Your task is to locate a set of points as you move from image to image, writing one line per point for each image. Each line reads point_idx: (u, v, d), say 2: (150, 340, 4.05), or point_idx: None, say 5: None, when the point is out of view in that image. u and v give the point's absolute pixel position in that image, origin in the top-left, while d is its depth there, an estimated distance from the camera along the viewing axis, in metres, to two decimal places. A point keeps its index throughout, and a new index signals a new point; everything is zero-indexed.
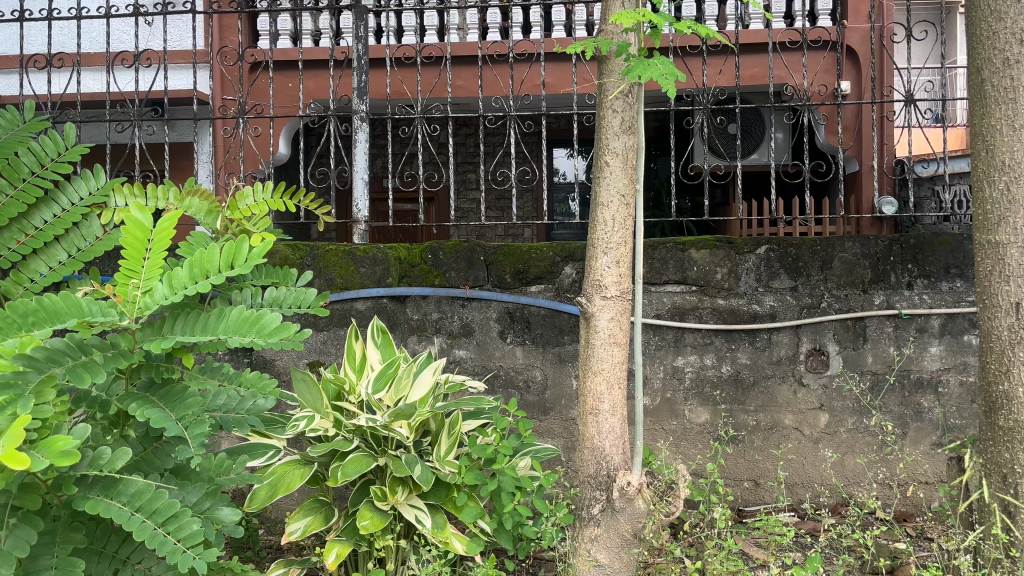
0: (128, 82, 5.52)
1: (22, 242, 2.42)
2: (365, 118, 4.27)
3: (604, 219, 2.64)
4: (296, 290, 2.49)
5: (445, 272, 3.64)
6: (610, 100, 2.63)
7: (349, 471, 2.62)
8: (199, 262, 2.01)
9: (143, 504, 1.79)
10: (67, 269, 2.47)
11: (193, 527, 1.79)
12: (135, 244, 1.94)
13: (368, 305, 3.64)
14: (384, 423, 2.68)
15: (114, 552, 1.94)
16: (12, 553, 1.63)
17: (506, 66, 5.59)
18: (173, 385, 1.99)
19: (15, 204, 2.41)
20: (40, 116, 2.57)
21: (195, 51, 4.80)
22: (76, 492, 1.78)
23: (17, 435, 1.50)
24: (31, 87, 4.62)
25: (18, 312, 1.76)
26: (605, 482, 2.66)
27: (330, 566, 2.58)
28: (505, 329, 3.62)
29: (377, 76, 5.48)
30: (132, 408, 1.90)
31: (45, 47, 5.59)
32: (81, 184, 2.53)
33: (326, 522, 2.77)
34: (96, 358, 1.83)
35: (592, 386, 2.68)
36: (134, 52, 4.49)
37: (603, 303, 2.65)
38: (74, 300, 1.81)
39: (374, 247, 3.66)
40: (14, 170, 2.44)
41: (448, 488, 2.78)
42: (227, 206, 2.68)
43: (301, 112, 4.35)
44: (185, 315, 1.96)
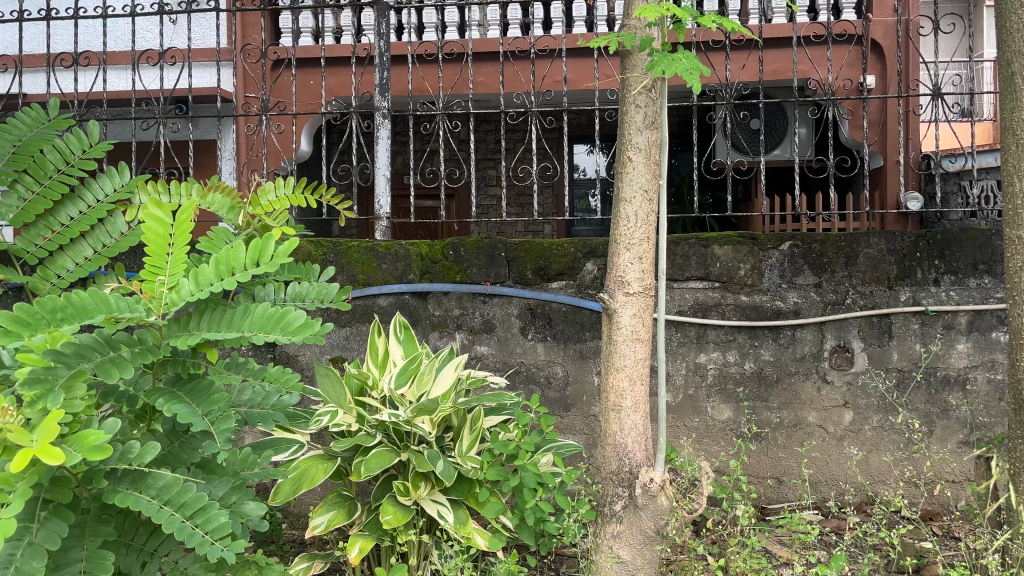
0: (153, 79, 5.56)
1: (48, 239, 2.47)
2: (387, 115, 4.29)
3: (626, 216, 2.64)
4: (319, 285, 2.52)
5: (467, 268, 3.66)
6: (632, 95, 2.62)
7: (371, 467, 2.65)
8: (224, 259, 2.01)
9: (171, 497, 1.80)
10: (93, 265, 2.48)
11: (220, 520, 1.80)
12: (156, 240, 1.95)
13: (390, 301, 3.65)
14: (406, 419, 2.72)
15: (142, 544, 1.97)
16: (44, 546, 1.66)
17: (528, 61, 5.57)
18: (199, 380, 2.00)
19: (42, 200, 2.45)
20: (66, 114, 2.59)
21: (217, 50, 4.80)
22: (106, 485, 1.80)
23: (51, 429, 1.53)
24: (57, 85, 4.62)
25: (46, 307, 1.71)
26: (627, 479, 2.66)
27: (353, 560, 2.60)
28: (527, 325, 3.62)
29: (399, 73, 5.49)
30: (160, 404, 1.92)
31: (71, 46, 5.63)
32: (106, 181, 2.54)
33: (349, 516, 2.78)
34: (124, 353, 1.83)
35: (615, 382, 2.67)
36: (159, 50, 4.49)
37: (625, 300, 2.65)
38: (102, 297, 1.79)
39: (396, 244, 3.67)
40: (41, 167, 2.47)
41: (471, 484, 2.80)
42: (249, 202, 2.69)
43: (323, 108, 4.37)
44: (211, 311, 1.96)
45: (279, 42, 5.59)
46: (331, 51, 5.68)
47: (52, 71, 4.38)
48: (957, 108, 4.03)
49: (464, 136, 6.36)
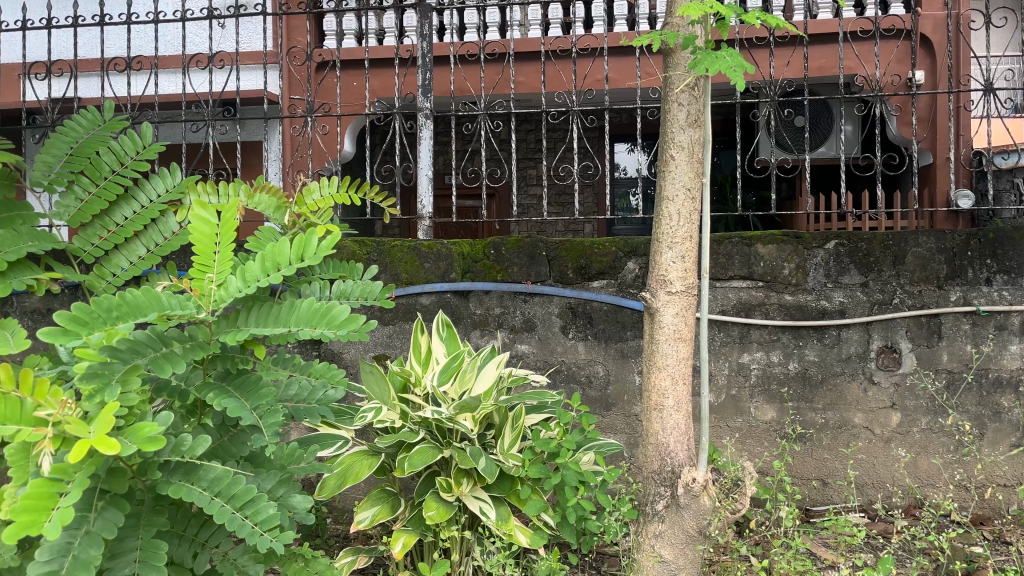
0: (202, 83, 5.68)
1: (103, 238, 2.53)
2: (429, 116, 4.34)
3: (669, 214, 2.63)
4: (363, 282, 2.56)
5: (508, 268, 3.67)
6: (675, 92, 2.61)
7: (415, 463, 2.69)
8: (270, 256, 2.03)
9: (222, 489, 1.85)
10: (146, 264, 2.55)
11: (269, 512, 1.84)
12: (203, 241, 1.97)
13: (432, 300, 3.69)
14: (449, 416, 2.74)
15: (194, 535, 2.03)
16: (101, 534, 1.70)
17: (569, 61, 5.56)
18: (248, 375, 2.05)
19: (97, 201, 2.52)
20: (120, 116, 2.68)
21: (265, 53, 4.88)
22: (159, 477, 1.85)
23: (107, 421, 1.58)
24: (111, 89, 4.74)
25: (103, 307, 1.75)
26: (669, 478, 2.65)
27: (396, 555, 2.64)
28: (567, 325, 3.63)
29: (442, 73, 5.53)
30: (210, 398, 1.96)
31: (124, 51, 5.77)
32: (159, 182, 2.62)
33: (393, 511, 2.82)
34: (176, 349, 1.87)
35: (657, 382, 2.67)
36: (208, 54, 4.58)
37: (667, 298, 2.64)
38: (154, 294, 1.84)
39: (438, 243, 3.71)
40: (97, 168, 2.55)
41: (513, 481, 2.82)
42: (295, 201, 2.75)
43: (366, 110, 4.42)
44: (258, 306, 2.00)
45: (323, 44, 5.66)
46: (375, 52, 5.74)
47: (105, 75, 4.49)
48: (1010, 104, 3.93)
49: (505, 136, 6.38)
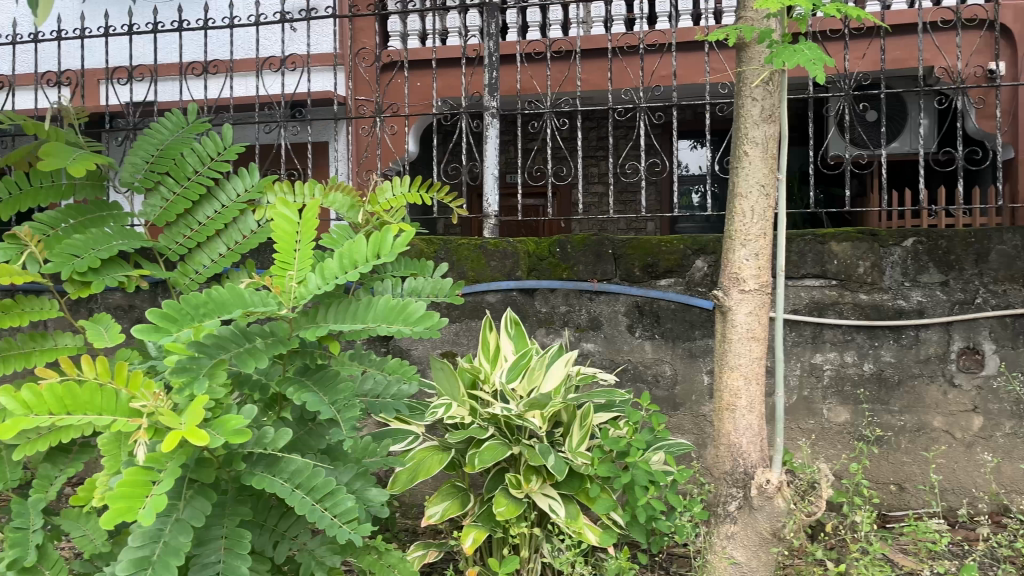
0: (275, 85, 5.82)
1: (187, 238, 2.62)
2: (496, 114, 4.36)
3: (743, 210, 2.59)
4: (435, 280, 2.59)
5: (574, 266, 3.67)
6: (750, 87, 2.57)
7: (485, 459, 2.71)
8: (348, 253, 2.03)
9: (303, 481, 1.90)
10: (227, 261, 2.63)
11: (348, 504, 1.88)
12: (285, 237, 2.03)
13: (498, 297, 3.71)
14: (519, 413, 2.77)
15: (274, 525, 2.09)
16: (190, 522, 1.77)
17: (636, 57, 5.52)
18: (326, 370, 2.09)
19: (182, 201, 2.62)
20: (202, 118, 2.76)
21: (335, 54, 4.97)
22: (243, 468, 1.91)
23: (197, 413, 1.63)
24: (188, 92, 4.88)
25: (190, 303, 1.77)
26: (742, 479, 2.61)
27: (467, 550, 2.66)
28: (634, 323, 3.60)
29: (508, 72, 5.55)
30: (291, 393, 2.01)
31: (201, 55, 5.95)
32: (238, 182, 2.69)
33: (463, 507, 2.85)
34: (259, 344, 1.92)
35: (730, 381, 2.64)
36: (281, 57, 4.69)
37: (741, 297, 2.60)
38: (238, 291, 1.85)
39: (504, 241, 3.74)
40: (181, 168, 2.65)
41: (582, 479, 2.80)
42: (368, 201, 2.78)
43: (434, 109, 4.46)
44: (337, 302, 2.00)
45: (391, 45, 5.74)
46: (442, 52, 5.80)
47: (184, 78, 4.63)
48: None
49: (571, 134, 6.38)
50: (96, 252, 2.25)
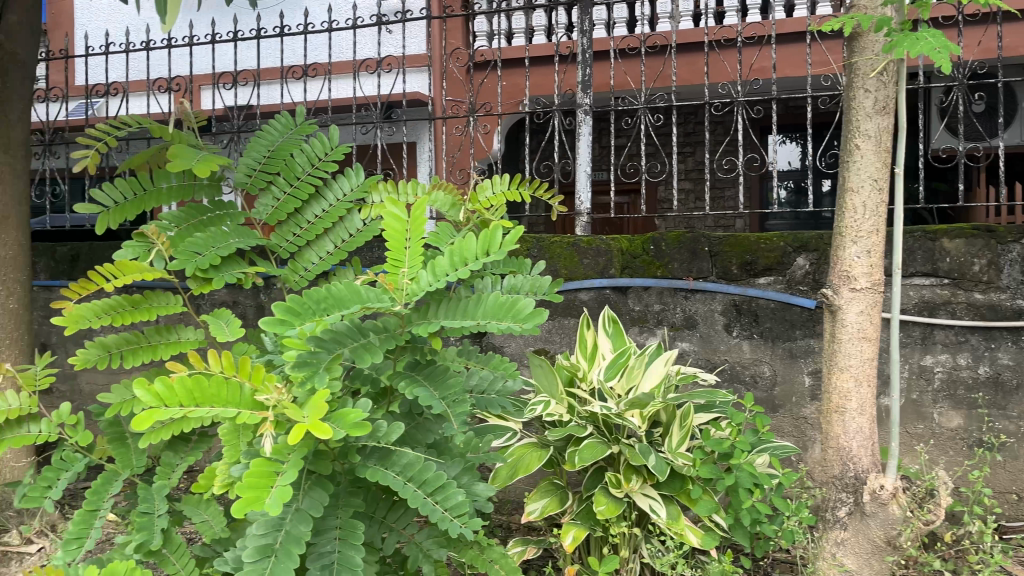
0: (371, 86, 5.95)
1: (298, 235, 2.70)
2: (589, 111, 4.34)
3: (854, 206, 2.50)
4: (533, 277, 2.59)
5: (668, 263, 3.63)
6: (862, 79, 2.48)
7: (585, 457, 2.70)
8: (458, 251, 2.06)
9: (414, 475, 1.93)
10: (334, 259, 2.70)
11: (458, 498, 1.90)
12: (395, 235, 2.04)
13: (591, 296, 3.69)
14: (618, 412, 2.75)
15: (382, 518, 2.15)
16: (309, 512, 1.83)
17: (733, 50, 5.41)
18: (435, 366, 2.12)
19: (292, 200, 2.70)
20: (310, 120, 2.85)
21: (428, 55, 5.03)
22: (358, 461, 1.96)
23: (319, 406, 1.68)
24: (289, 95, 5.04)
25: (312, 298, 1.83)
26: (852, 484, 2.53)
27: (567, 548, 2.66)
28: (731, 323, 3.52)
29: (601, 69, 5.53)
30: (403, 387, 2.05)
31: (301, 59, 6.14)
32: (345, 182, 2.77)
33: (562, 504, 2.84)
34: (373, 339, 1.96)
35: (839, 383, 2.55)
36: (377, 59, 4.80)
37: (851, 296, 2.51)
38: (355, 287, 1.90)
39: (597, 238, 3.72)
40: (291, 169, 2.73)
41: (683, 481, 2.77)
42: (469, 199, 2.81)
43: (526, 107, 4.47)
44: (448, 299, 2.04)
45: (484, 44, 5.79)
46: (535, 50, 5.81)
47: (285, 82, 4.78)
48: None
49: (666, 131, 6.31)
50: (215, 249, 2.34)
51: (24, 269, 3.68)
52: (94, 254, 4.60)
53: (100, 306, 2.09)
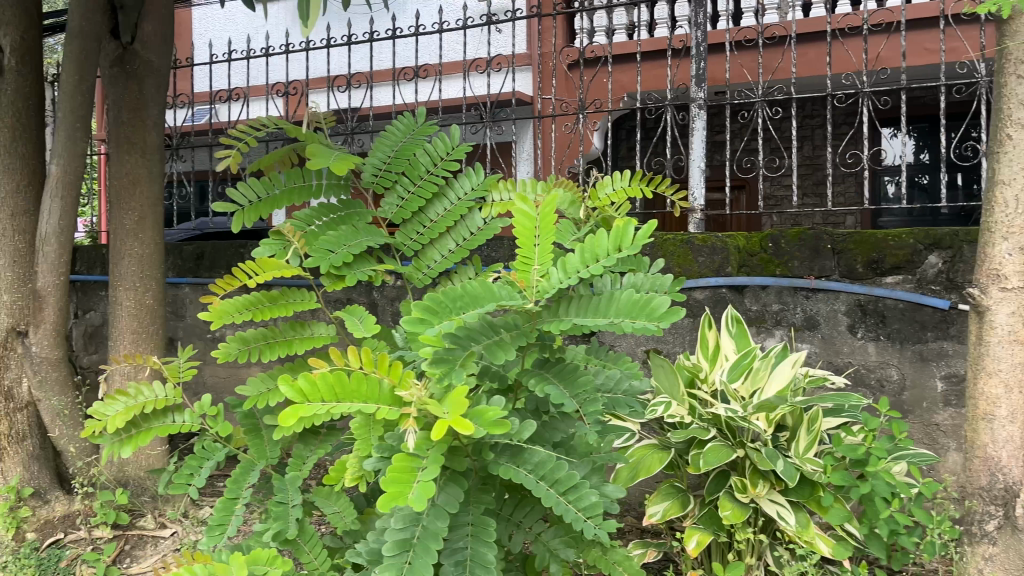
0: (479, 85, 6.00)
1: (421, 233, 2.72)
2: (703, 106, 4.23)
3: (1005, 200, 2.34)
4: (654, 275, 2.51)
5: (787, 262, 3.51)
6: (1016, 64, 2.32)
7: (710, 460, 2.62)
8: (589, 247, 2.02)
9: (547, 473, 1.91)
10: (456, 257, 2.72)
11: (591, 499, 1.88)
12: (524, 232, 2.03)
13: (706, 294, 3.58)
14: (744, 415, 2.63)
15: (509, 515, 2.17)
16: (445, 508, 1.84)
17: (857, 39, 5.18)
18: (565, 364, 2.10)
19: (416, 199, 2.73)
20: (431, 119, 2.87)
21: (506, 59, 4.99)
22: (490, 458, 1.96)
23: (460, 402, 1.69)
24: (400, 96, 5.12)
25: (449, 296, 1.86)
26: (1002, 497, 2.37)
27: (691, 552, 2.60)
28: (856, 323, 3.36)
29: (716, 62, 5.40)
30: (533, 385, 2.04)
31: (411, 60, 6.25)
32: (466, 181, 2.78)
33: (684, 508, 2.77)
34: (506, 337, 1.95)
35: (987, 388, 2.39)
36: (487, 58, 4.82)
37: (1002, 296, 2.35)
38: (489, 285, 1.91)
39: (713, 236, 3.61)
40: (415, 168, 2.76)
41: (813, 487, 2.62)
42: (588, 197, 2.78)
43: (637, 102, 4.39)
44: (578, 297, 2.00)
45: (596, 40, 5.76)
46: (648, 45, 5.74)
47: (397, 84, 4.87)
48: None
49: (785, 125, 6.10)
50: (346, 247, 2.40)
51: (159, 267, 3.87)
52: (217, 253, 4.91)
53: (242, 301, 2.22)
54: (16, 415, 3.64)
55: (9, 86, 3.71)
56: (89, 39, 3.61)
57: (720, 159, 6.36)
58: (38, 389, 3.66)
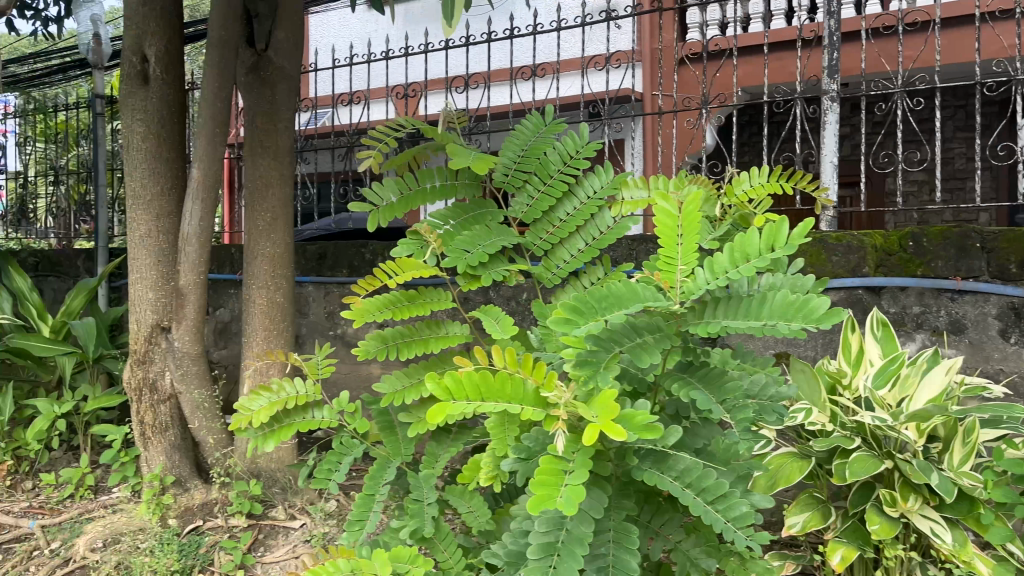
0: (597, 82, 5.95)
1: (550, 233, 2.69)
2: (837, 97, 4.03)
3: None
4: (793, 275, 2.06)
5: (931, 261, 3.28)
6: None
7: (856, 471, 2.48)
8: (739, 247, 1.94)
9: (693, 481, 1.85)
10: (585, 257, 2.66)
11: (742, 509, 1.80)
12: (666, 231, 1.94)
13: (841, 295, 3.40)
14: (894, 424, 2.48)
15: (647, 521, 2.11)
16: (591, 513, 1.80)
17: (1008, 23, 4.88)
18: (709, 368, 2.02)
19: (546, 198, 2.69)
20: (560, 116, 2.82)
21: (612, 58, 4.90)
22: (634, 463, 1.92)
23: (610, 406, 1.64)
24: (518, 96, 5.12)
25: (594, 297, 1.83)
26: None
27: (835, 568, 2.46)
28: (1008, 328, 3.11)
29: (851, 50, 5.20)
30: (676, 389, 1.97)
31: (529, 58, 6.26)
32: (595, 179, 2.70)
33: (825, 520, 2.63)
34: (649, 339, 1.88)
35: None
36: (606, 54, 4.76)
37: None
38: (634, 286, 1.87)
39: (849, 234, 3.43)
40: (545, 167, 2.73)
41: (972, 504, 2.45)
42: (724, 194, 2.68)
43: (764, 96, 4.22)
44: (726, 298, 1.93)
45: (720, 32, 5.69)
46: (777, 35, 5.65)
47: (515, 83, 4.87)
48: None
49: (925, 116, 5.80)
50: (480, 247, 2.40)
51: (290, 266, 4.00)
52: (339, 252, 5.09)
53: (382, 300, 2.25)
54: (161, 406, 3.87)
55: (154, 95, 3.91)
56: (228, 47, 3.76)
57: (852, 151, 6.11)
58: (180, 382, 3.86)
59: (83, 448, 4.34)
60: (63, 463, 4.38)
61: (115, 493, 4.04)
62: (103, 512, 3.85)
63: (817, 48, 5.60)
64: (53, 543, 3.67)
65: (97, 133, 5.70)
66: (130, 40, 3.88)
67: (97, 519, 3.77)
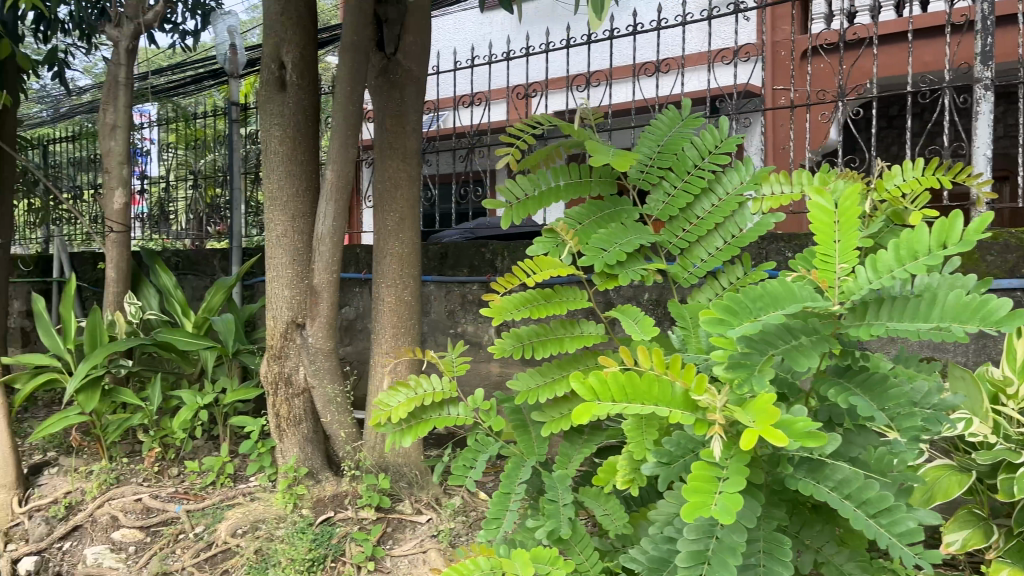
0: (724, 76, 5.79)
1: (687, 231, 2.62)
2: (991, 86, 3.76)
3: None
4: (954, 275, 1.82)
5: None
6: None
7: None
8: (906, 244, 1.83)
9: (853, 492, 1.74)
10: (724, 255, 2.56)
11: (909, 525, 1.67)
12: (822, 228, 1.89)
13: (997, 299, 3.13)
14: None
15: (796, 533, 2.02)
16: (743, 523, 1.71)
17: None
18: (869, 373, 1.90)
19: (684, 194, 2.61)
20: (697, 112, 2.75)
21: (737, 49, 4.70)
22: (788, 471, 1.84)
23: (770, 413, 1.58)
24: (642, 93, 5.02)
25: (748, 297, 1.76)
26: None
27: None
28: None
29: (1005, 35, 4.95)
30: (834, 395, 1.88)
31: (652, 54, 6.16)
32: (735, 175, 2.61)
33: (988, 539, 2.45)
34: (805, 341, 1.80)
35: None
36: (735, 47, 4.61)
37: None
38: (790, 285, 1.78)
39: (1005, 232, 3.18)
40: (682, 163, 2.65)
41: None
42: (874, 188, 2.54)
43: (908, 86, 3.97)
44: (890, 300, 1.81)
45: (861, 21, 5.52)
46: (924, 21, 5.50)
47: (639, 79, 4.78)
48: None
49: None
50: (618, 245, 2.35)
51: (417, 266, 4.07)
52: (460, 252, 5.18)
53: (520, 298, 2.23)
54: (295, 399, 4.02)
55: (291, 100, 4.06)
56: (361, 52, 3.84)
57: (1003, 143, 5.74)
58: (314, 376, 3.99)
59: (222, 438, 4.57)
60: (205, 451, 4.62)
61: (253, 482, 4.22)
62: (242, 499, 4.03)
63: (967, 32, 5.34)
64: (197, 528, 3.87)
65: (233, 139, 5.99)
66: (269, 48, 4.03)
67: (237, 506, 3.95)
